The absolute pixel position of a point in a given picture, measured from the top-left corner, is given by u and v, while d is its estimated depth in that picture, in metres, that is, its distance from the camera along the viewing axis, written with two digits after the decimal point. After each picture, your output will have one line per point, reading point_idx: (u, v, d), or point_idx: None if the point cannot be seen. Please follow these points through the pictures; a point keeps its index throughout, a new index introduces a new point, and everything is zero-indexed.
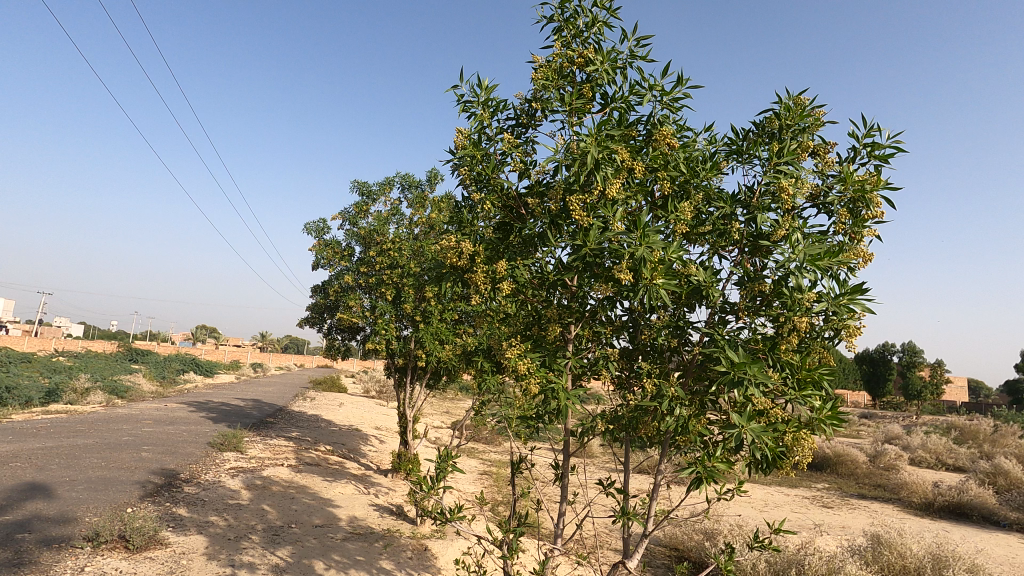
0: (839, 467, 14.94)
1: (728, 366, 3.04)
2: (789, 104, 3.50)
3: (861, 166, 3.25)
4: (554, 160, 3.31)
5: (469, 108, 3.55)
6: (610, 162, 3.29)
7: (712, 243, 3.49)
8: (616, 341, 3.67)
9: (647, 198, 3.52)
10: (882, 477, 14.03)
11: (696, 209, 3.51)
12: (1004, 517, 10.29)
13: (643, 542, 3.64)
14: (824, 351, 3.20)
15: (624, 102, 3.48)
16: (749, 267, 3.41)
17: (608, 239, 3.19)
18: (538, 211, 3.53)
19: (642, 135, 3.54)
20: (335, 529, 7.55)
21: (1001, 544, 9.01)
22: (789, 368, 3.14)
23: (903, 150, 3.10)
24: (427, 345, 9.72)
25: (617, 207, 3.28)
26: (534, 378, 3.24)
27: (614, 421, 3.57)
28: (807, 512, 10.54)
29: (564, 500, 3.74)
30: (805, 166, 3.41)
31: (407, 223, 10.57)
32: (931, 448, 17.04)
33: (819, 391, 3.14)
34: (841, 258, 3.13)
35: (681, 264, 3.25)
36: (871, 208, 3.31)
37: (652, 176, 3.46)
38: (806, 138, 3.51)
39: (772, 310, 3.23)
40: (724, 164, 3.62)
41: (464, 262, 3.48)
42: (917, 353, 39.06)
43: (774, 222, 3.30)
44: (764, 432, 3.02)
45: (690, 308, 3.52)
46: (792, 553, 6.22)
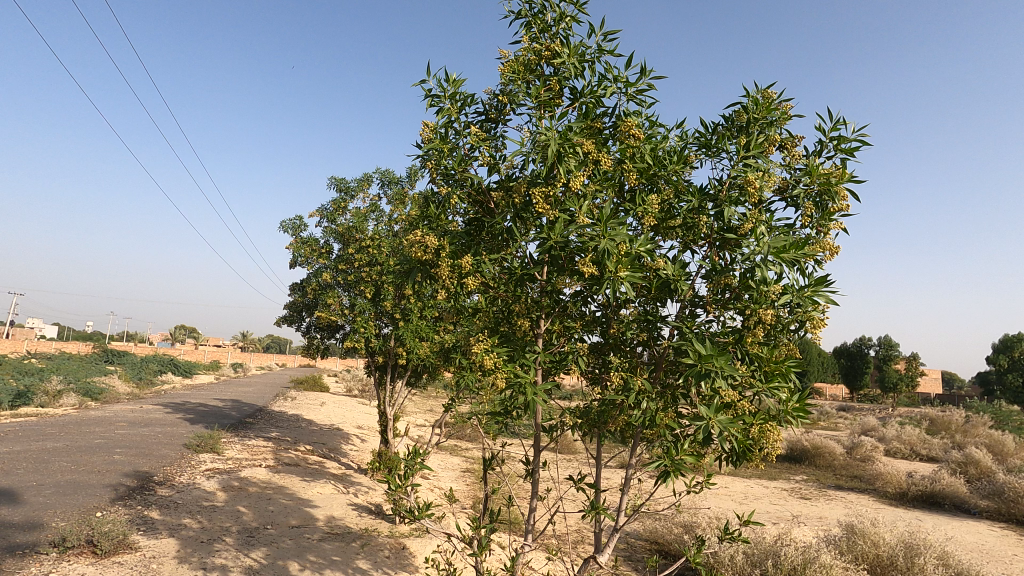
0: (817, 459, 15.18)
1: (694, 359, 3.04)
2: (757, 98, 3.53)
3: (827, 159, 3.29)
4: (521, 154, 3.29)
5: (437, 102, 3.52)
6: (577, 156, 3.29)
7: (680, 237, 3.48)
8: (588, 337, 3.67)
9: (617, 193, 3.52)
10: (859, 468, 14.30)
11: (664, 203, 3.52)
12: (975, 505, 10.55)
13: (614, 536, 3.62)
14: (790, 343, 3.22)
15: (593, 96, 3.47)
16: (719, 260, 3.42)
17: (575, 232, 3.17)
18: (505, 205, 3.50)
19: (610, 128, 3.53)
20: (312, 529, 7.46)
21: (971, 531, 9.23)
22: (757, 361, 3.15)
23: (868, 144, 3.15)
24: (407, 343, 9.68)
25: (585, 201, 3.28)
26: (500, 372, 3.21)
27: (584, 415, 3.58)
28: (785, 504, 10.67)
29: (535, 496, 3.67)
30: (771, 160, 3.43)
31: (387, 220, 10.47)
32: (906, 439, 17.44)
33: (786, 382, 3.16)
34: (806, 252, 3.16)
35: (648, 258, 3.26)
36: (836, 201, 3.35)
37: (620, 171, 3.45)
38: (773, 132, 3.53)
39: (740, 303, 3.23)
40: (693, 159, 3.62)
41: (429, 256, 3.42)
42: (894, 346, 39.97)
43: (741, 216, 3.31)
44: (730, 424, 3.03)
45: (661, 303, 3.52)
46: (771, 543, 6.30)
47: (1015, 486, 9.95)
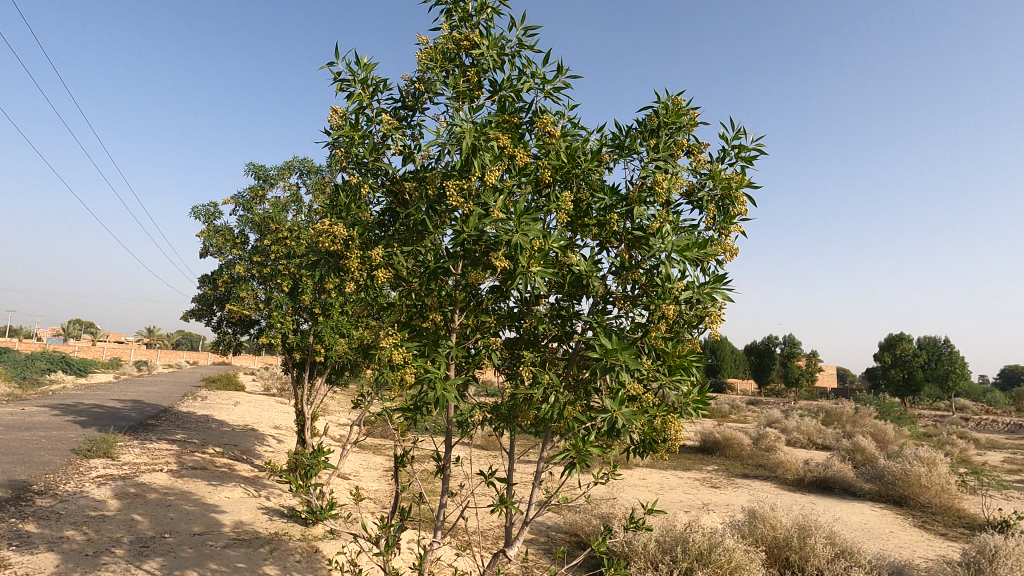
0: (727, 450, 16.14)
1: (601, 353, 3.10)
2: (667, 103, 3.64)
3: (729, 165, 3.46)
4: (435, 145, 3.22)
5: (349, 87, 3.38)
6: (491, 149, 3.27)
7: (592, 234, 3.54)
8: (502, 332, 3.67)
9: (532, 188, 3.53)
10: (763, 457, 15.35)
11: (577, 200, 3.57)
12: (860, 488, 11.61)
13: (523, 530, 3.65)
14: (692, 339, 3.36)
15: (511, 90, 3.46)
16: (629, 258, 3.50)
17: (488, 225, 3.14)
18: (418, 197, 3.42)
19: (527, 124, 3.53)
20: (217, 536, 7.01)
21: (856, 511, 10.15)
22: (661, 355, 3.26)
23: (765, 152, 3.34)
24: (327, 339, 9.31)
25: (499, 195, 3.26)
26: (409, 367, 3.14)
27: (496, 410, 3.58)
28: (696, 493, 11.26)
29: (444, 492, 3.63)
30: (679, 163, 3.56)
31: (307, 211, 10.01)
32: (804, 430, 18.93)
33: (688, 376, 3.30)
34: (707, 252, 3.31)
35: (561, 254, 3.30)
36: (737, 205, 3.55)
37: (535, 167, 3.47)
38: (681, 136, 3.67)
39: (646, 299, 3.34)
40: (606, 158, 3.69)
41: (338, 247, 3.28)
42: (797, 344, 43.29)
43: (651, 215, 3.41)
44: (633, 416, 3.12)
45: (574, 299, 3.56)
46: (679, 525, 6.58)
47: (893, 470, 11.03)
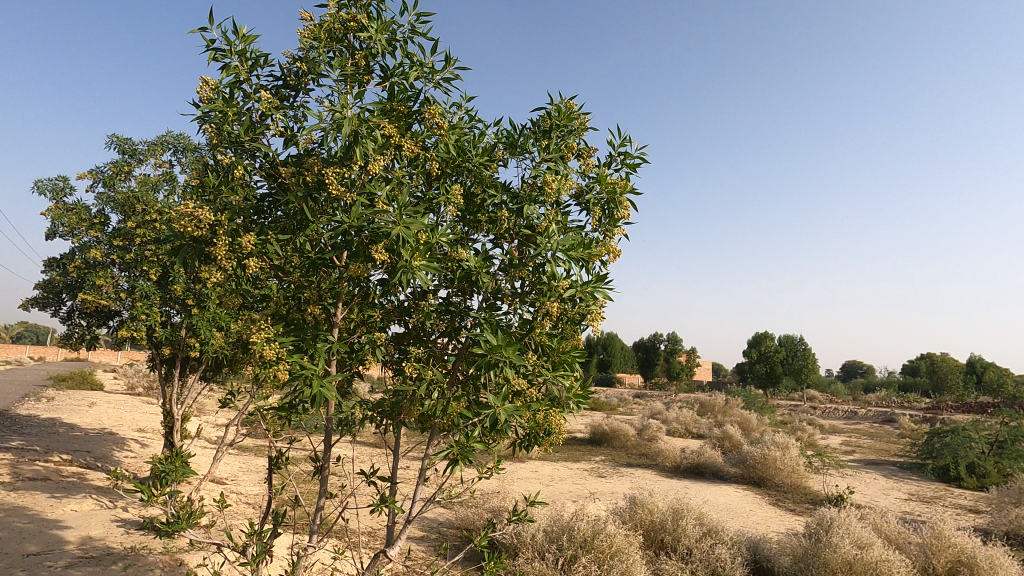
0: (614, 441, 17.03)
1: (485, 349, 3.08)
2: (560, 106, 3.65)
3: (614, 170, 3.60)
4: (318, 128, 3.04)
5: (221, 57, 3.09)
6: (377, 138, 3.15)
7: (485, 230, 3.49)
8: (389, 327, 3.54)
9: (423, 181, 3.44)
10: (646, 447, 16.38)
11: (469, 196, 3.54)
12: (727, 472, 12.77)
13: (405, 529, 3.57)
14: (576, 336, 3.46)
15: (403, 79, 3.35)
16: (520, 256, 3.48)
17: (373, 217, 3.00)
18: (297, 183, 3.19)
19: (417, 114, 3.43)
20: (57, 555, 6.15)
21: (722, 494, 11.15)
22: (546, 351, 3.34)
23: (647, 160, 3.49)
24: (201, 333, 8.52)
25: (386, 186, 3.16)
26: (282, 364, 2.94)
27: (379, 407, 3.46)
28: (584, 483, 11.75)
29: (322, 495, 3.44)
30: (570, 166, 3.59)
31: (180, 191, 9.08)
32: (683, 420, 20.48)
33: (570, 371, 3.41)
34: (591, 252, 3.42)
35: (449, 249, 3.24)
36: (620, 210, 3.72)
37: (425, 159, 3.38)
38: (572, 139, 3.69)
39: (531, 296, 3.40)
40: (500, 156, 3.60)
41: (204, 233, 2.98)
42: (678, 341, 46.79)
43: (541, 215, 3.42)
44: (515, 412, 3.13)
45: (464, 295, 3.51)
46: (566, 510, 6.79)
47: (754, 454, 12.27)
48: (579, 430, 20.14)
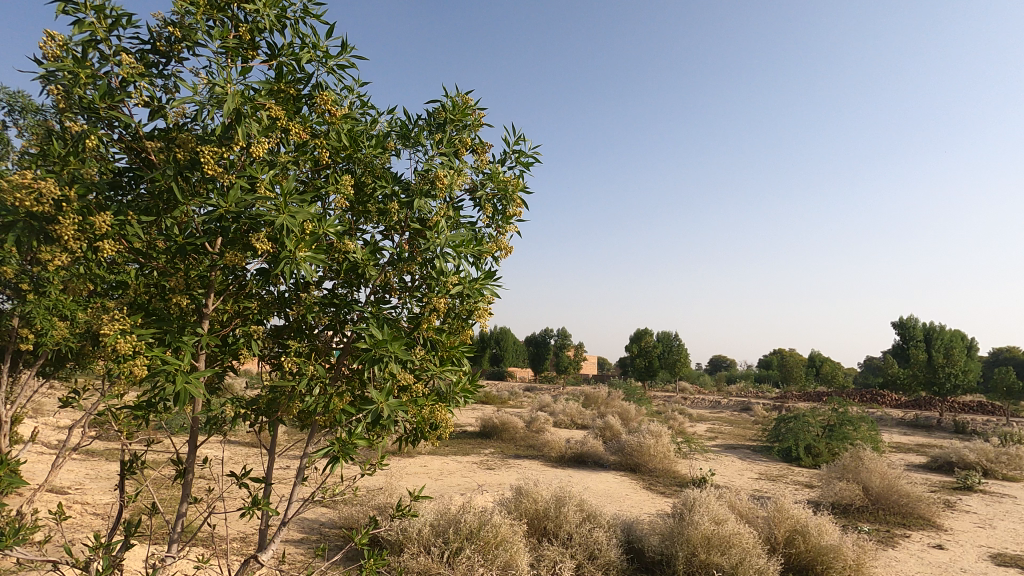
0: (503, 433, 17.37)
1: (369, 344, 3.01)
2: (455, 101, 3.59)
3: (507, 168, 3.62)
4: (191, 104, 2.66)
5: (74, 10, 2.69)
6: (260, 118, 2.88)
7: (374, 222, 3.40)
8: (267, 321, 3.36)
9: (310, 168, 3.23)
10: (533, 438, 16.91)
11: (358, 187, 3.41)
12: (607, 460, 13.57)
13: (280, 532, 3.39)
14: (465, 331, 3.48)
15: (293, 59, 3.12)
16: (410, 250, 3.43)
17: (253, 203, 2.77)
18: (164, 160, 2.89)
19: (307, 97, 3.18)
20: None
21: (602, 480, 11.83)
22: (434, 345, 3.34)
23: (539, 161, 3.55)
24: (40, 323, 7.41)
25: (270, 170, 2.92)
26: (141, 359, 2.65)
27: (253, 404, 3.26)
28: (472, 475, 11.87)
29: (184, 500, 3.16)
30: (463, 161, 3.54)
31: (18, 156, 7.79)
32: (569, 412, 21.42)
33: (457, 366, 3.44)
34: (481, 249, 3.45)
35: (336, 240, 3.11)
36: (512, 206, 3.74)
37: (312, 145, 3.18)
38: (466, 135, 3.67)
39: (419, 291, 3.39)
40: (392, 147, 3.51)
41: (44, 208, 2.59)
42: (567, 337, 48.81)
43: (432, 209, 3.39)
44: (399, 407, 3.09)
45: (352, 288, 3.41)
46: (453, 503, 6.81)
47: (631, 442, 13.15)
48: (469, 424, 20.29)
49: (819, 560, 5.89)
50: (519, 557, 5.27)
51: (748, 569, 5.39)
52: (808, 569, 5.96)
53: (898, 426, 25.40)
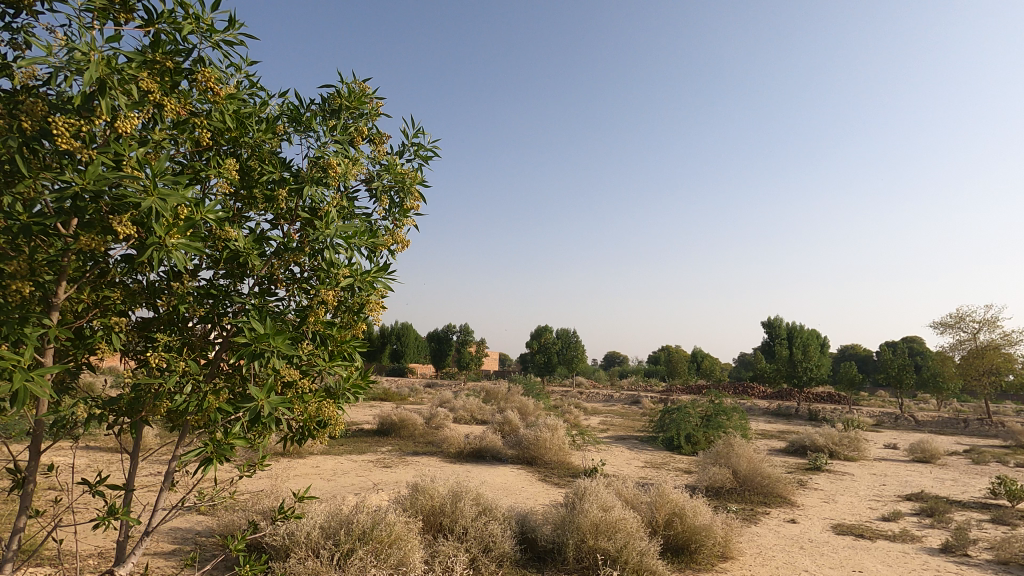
0: (401, 431, 17.04)
1: (250, 338, 2.83)
2: (351, 87, 3.44)
3: (406, 160, 3.51)
4: (41, 66, 2.30)
5: None
6: (128, 90, 2.56)
7: (261, 209, 3.18)
8: (133, 312, 2.98)
9: (187, 149, 2.94)
10: (433, 435, 16.77)
11: (244, 171, 3.17)
12: (505, 454, 13.79)
13: (142, 543, 3.10)
14: (357, 325, 3.37)
15: (172, 28, 2.78)
16: (300, 240, 3.26)
17: (116, 183, 2.46)
18: (5, 127, 2.49)
19: (187, 72, 2.85)
20: None
21: (500, 474, 12.01)
22: (323, 340, 3.22)
23: (438, 155, 3.49)
24: None
25: (139, 147, 2.61)
26: None
27: (114, 403, 2.95)
28: (368, 474, 11.52)
29: (22, 514, 2.77)
30: (359, 151, 3.40)
31: None
32: (469, 408, 21.50)
33: (347, 361, 3.33)
34: (376, 241, 3.35)
35: (216, 227, 2.88)
36: (410, 199, 3.61)
37: (192, 124, 2.89)
38: (363, 124, 3.53)
39: (307, 283, 3.24)
40: (282, 131, 3.30)
41: None
42: (469, 333, 48.97)
43: (324, 199, 3.24)
44: (282, 404, 2.94)
45: (233, 279, 3.17)
46: (345, 503, 6.57)
47: (529, 436, 13.48)
48: (366, 421, 19.68)
49: (693, 539, 6.42)
50: (413, 555, 5.22)
51: (631, 551, 5.72)
52: (683, 548, 6.46)
53: (764, 415, 28.28)
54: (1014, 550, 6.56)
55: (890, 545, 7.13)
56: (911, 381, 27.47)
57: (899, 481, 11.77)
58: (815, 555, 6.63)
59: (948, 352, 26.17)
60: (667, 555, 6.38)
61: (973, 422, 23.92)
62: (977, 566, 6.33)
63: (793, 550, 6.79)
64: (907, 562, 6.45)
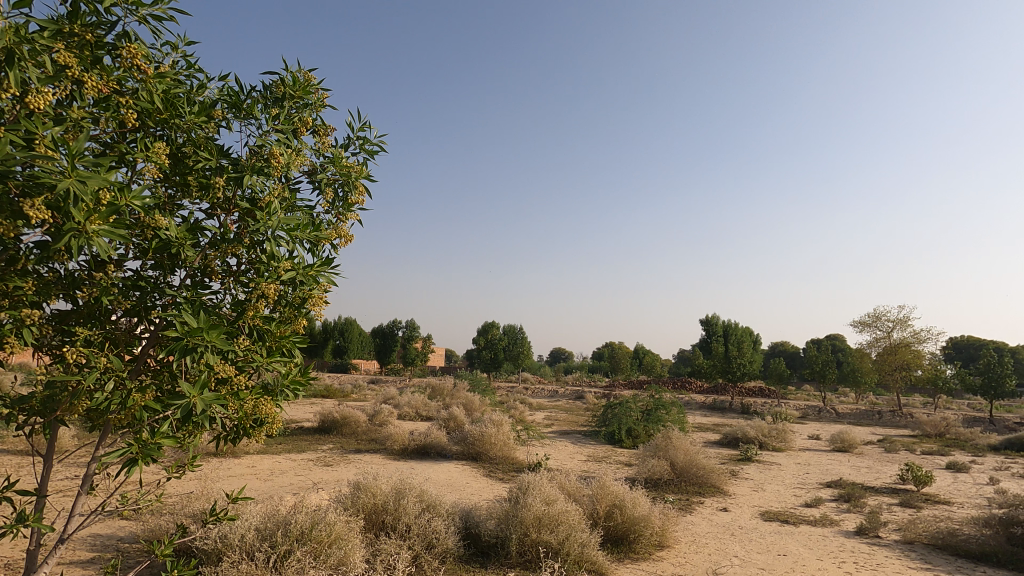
0: (343, 428, 16.62)
1: (181, 332, 2.68)
2: (295, 76, 3.31)
3: (351, 153, 3.41)
4: None
5: None
6: (42, 63, 2.37)
7: (195, 197, 3.02)
8: (48, 303, 2.73)
9: (112, 130, 2.74)
10: (376, 432, 16.46)
11: (177, 157, 2.99)
12: (450, 450, 13.73)
13: (56, 550, 2.89)
14: (298, 320, 3.26)
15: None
16: (237, 231, 3.11)
17: (28, 162, 2.27)
18: None
19: (110, 47, 2.66)
20: None
21: (444, 471, 11.95)
22: (261, 334, 3.10)
23: (385, 149, 3.41)
24: None
25: (55, 125, 2.42)
26: None
27: (26, 401, 2.73)
28: (307, 473, 11.18)
29: None
30: (303, 141, 3.28)
31: None
32: (413, 404, 21.25)
33: (287, 357, 3.22)
34: (319, 234, 3.25)
35: (144, 215, 2.71)
36: (355, 193, 3.52)
37: (117, 103, 2.70)
38: (307, 114, 3.40)
39: (245, 276, 3.11)
40: (220, 117, 3.13)
41: None
42: (415, 329, 48.42)
43: (264, 189, 3.11)
44: (215, 401, 2.82)
45: (163, 270, 2.99)
46: (282, 503, 6.36)
47: (474, 432, 13.47)
48: (306, 419, 19.08)
49: (632, 530, 6.62)
50: (354, 553, 5.13)
51: (573, 543, 5.85)
52: (623, 538, 6.66)
53: (700, 409, 29.48)
54: (918, 530, 7.16)
55: (811, 530, 7.62)
56: (832, 375, 29.37)
57: (821, 470, 12.59)
58: (744, 541, 7.00)
59: (866, 348, 28.16)
60: (608, 546, 6.56)
61: (885, 414, 25.86)
62: (886, 546, 6.87)
63: (725, 537, 7.14)
64: (826, 545, 6.91)
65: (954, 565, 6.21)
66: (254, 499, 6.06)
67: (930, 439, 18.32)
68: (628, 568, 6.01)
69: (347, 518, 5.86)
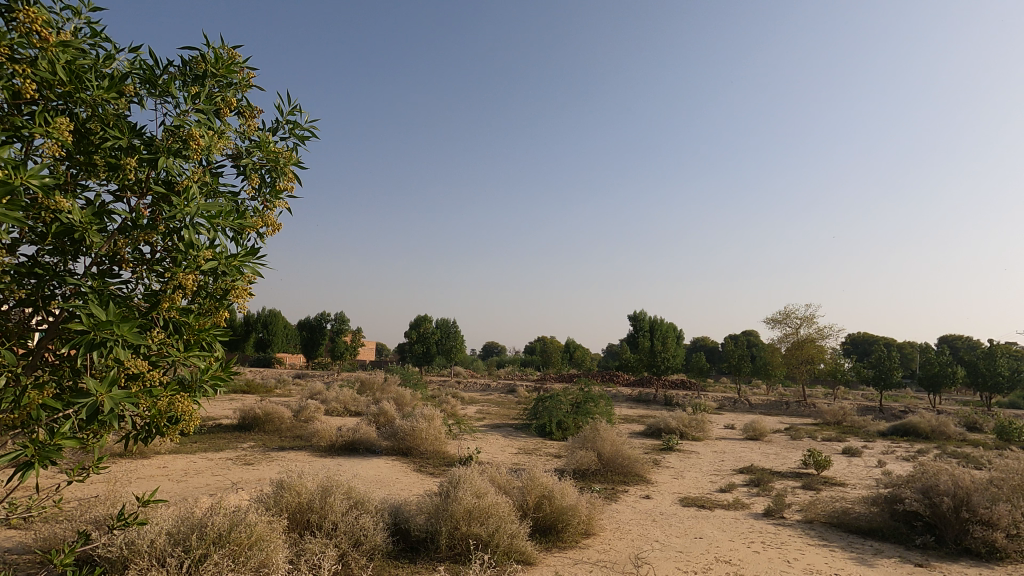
0: (265, 425, 15.87)
1: (86, 325, 2.48)
2: (219, 53, 3.12)
3: (280, 138, 3.26)
4: None
5: None
6: None
7: (102, 178, 2.77)
8: None
9: (3, 101, 2.48)
10: (301, 429, 15.87)
11: (81, 133, 2.74)
12: (379, 446, 13.47)
13: None
14: (220, 313, 3.08)
15: None
16: (151, 217, 2.91)
17: None
18: None
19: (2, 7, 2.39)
20: None
21: (373, 466, 11.73)
22: (178, 327, 2.91)
23: (316, 135, 3.29)
24: None
25: None
26: None
27: None
28: (225, 473, 10.59)
29: None
30: (227, 123, 3.10)
31: None
32: (341, 399, 20.67)
33: (206, 351, 3.03)
34: (244, 222, 3.09)
35: (44, 196, 2.46)
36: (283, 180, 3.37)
37: (10, 71, 2.44)
38: (231, 94, 3.22)
39: (161, 265, 2.92)
40: (131, 93, 2.91)
41: None
42: (344, 321, 47.15)
43: (183, 172, 2.91)
44: (125, 399, 2.62)
45: (65, 258, 2.73)
46: (197, 506, 5.97)
47: (405, 428, 13.27)
48: (225, 416, 18.06)
49: (560, 519, 6.80)
50: (276, 555, 4.94)
51: (503, 535, 5.95)
52: (551, 528, 6.82)
53: (626, 401, 30.65)
54: (817, 511, 7.82)
55: (725, 513, 8.14)
56: (746, 368, 31.42)
57: (734, 457, 13.45)
58: (665, 526, 7.37)
59: (776, 344, 30.25)
60: (536, 536, 6.70)
61: (792, 404, 28.08)
62: (789, 525, 7.46)
63: (646, 523, 7.49)
64: (737, 527, 7.41)
65: (847, 541, 6.84)
66: (166, 502, 5.68)
67: (830, 427, 20.11)
68: (556, 557, 6.18)
69: (269, 518, 5.62)
